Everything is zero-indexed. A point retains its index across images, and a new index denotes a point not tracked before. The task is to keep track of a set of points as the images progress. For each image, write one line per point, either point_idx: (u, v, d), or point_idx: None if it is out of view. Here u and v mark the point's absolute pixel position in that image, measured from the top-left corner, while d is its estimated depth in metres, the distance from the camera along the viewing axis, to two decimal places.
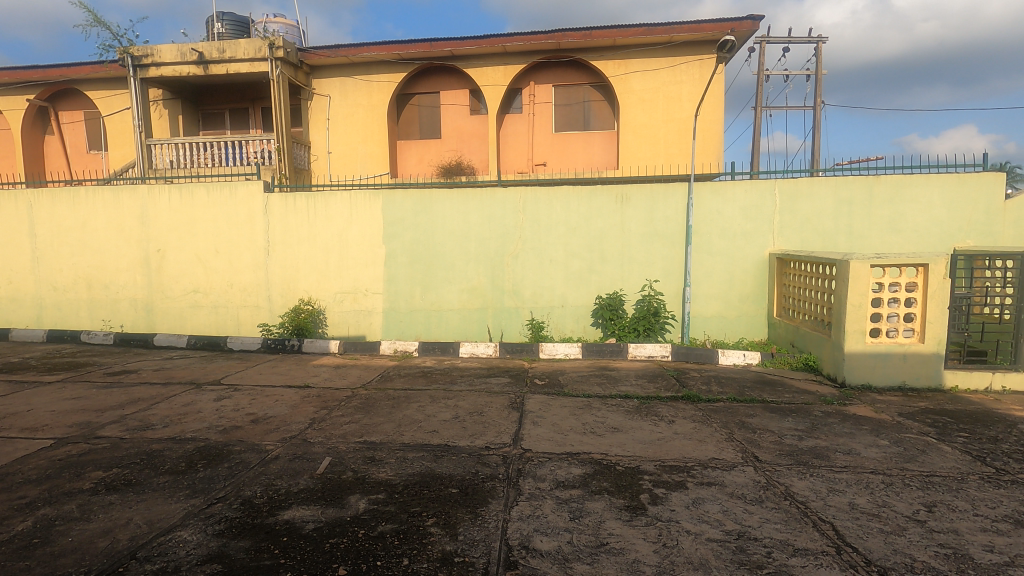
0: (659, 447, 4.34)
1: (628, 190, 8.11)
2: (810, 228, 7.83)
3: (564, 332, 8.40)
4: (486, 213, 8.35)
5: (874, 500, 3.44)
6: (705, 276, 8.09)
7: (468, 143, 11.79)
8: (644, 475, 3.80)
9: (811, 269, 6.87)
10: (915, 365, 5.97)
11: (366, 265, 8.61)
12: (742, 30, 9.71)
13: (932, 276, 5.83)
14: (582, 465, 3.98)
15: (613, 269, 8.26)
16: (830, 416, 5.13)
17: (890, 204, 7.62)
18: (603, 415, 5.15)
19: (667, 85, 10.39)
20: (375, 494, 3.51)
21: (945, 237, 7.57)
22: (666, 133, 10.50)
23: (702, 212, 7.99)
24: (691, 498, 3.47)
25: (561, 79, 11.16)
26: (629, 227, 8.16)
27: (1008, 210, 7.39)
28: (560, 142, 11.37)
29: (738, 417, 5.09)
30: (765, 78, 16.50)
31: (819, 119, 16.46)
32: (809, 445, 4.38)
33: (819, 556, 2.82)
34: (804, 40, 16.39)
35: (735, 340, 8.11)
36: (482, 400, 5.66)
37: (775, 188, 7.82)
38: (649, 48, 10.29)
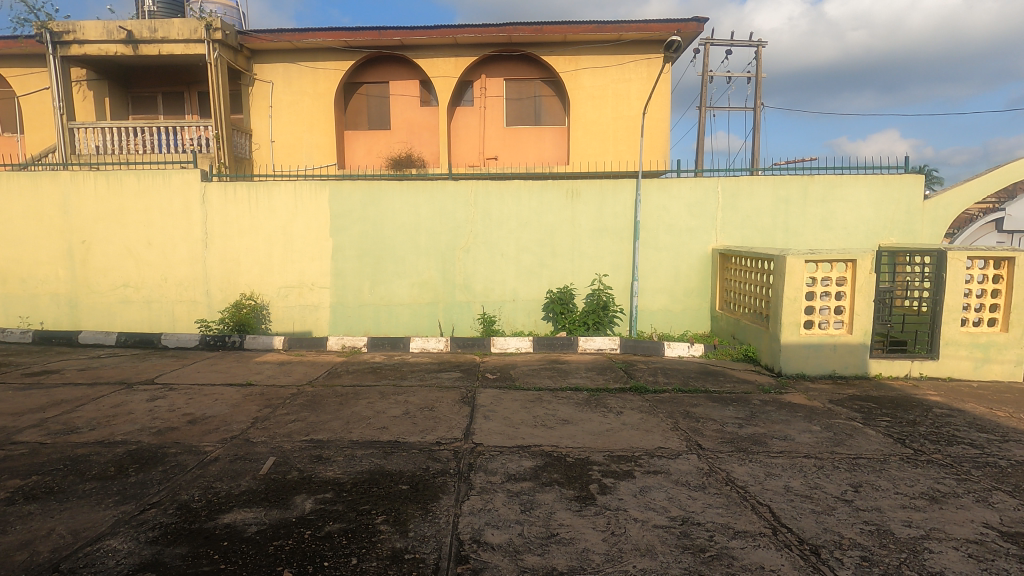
0: (607, 438, 4.43)
1: (579, 186, 8.21)
2: (750, 225, 8.17)
3: (516, 326, 8.44)
4: (437, 206, 8.26)
5: (807, 483, 3.64)
6: (652, 271, 8.31)
7: (418, 135, 11.60)
8: (593, 466, 3.88)
9: (751, 264, 7.17)
10: (844, 355, 6.34)
11: (312, 259, 8.35)
12: (688, 32, 10.00)
13: (860, 270, 6.20)
14: (533, 457, 4.01)
15: (563, 263, 8.34)
16: (767, 404, 5.39)
17: (822, 203, 8.05)
18: (553, 407, 5.22)
19: (616, 82, 10.56)
20: (322, 493, 3.41)
21: (872, 235, 8.06)
22: (615, 130, 10.68)
23: (650, 208, 8.20)
24: (638, 486, 3.57)
25: (512, 73, 11.15)
26: (579, 222, 8.27)
27: (927, 210, 7.94)
28: (512, 136, 11.35)
29: (682, 407, 5.27)
30: (709, 78, 16.98)
31: (759, 119, 17.09)
32: (749, 433, 4.58)
33: (757, 538, 2.96)
34: (745, 43, 16.97)
35: (680, 332, 8.38)
36: (433, 395, 5.61)
37: (718, 186, 8.11)
38: (599, 45, 10.43)
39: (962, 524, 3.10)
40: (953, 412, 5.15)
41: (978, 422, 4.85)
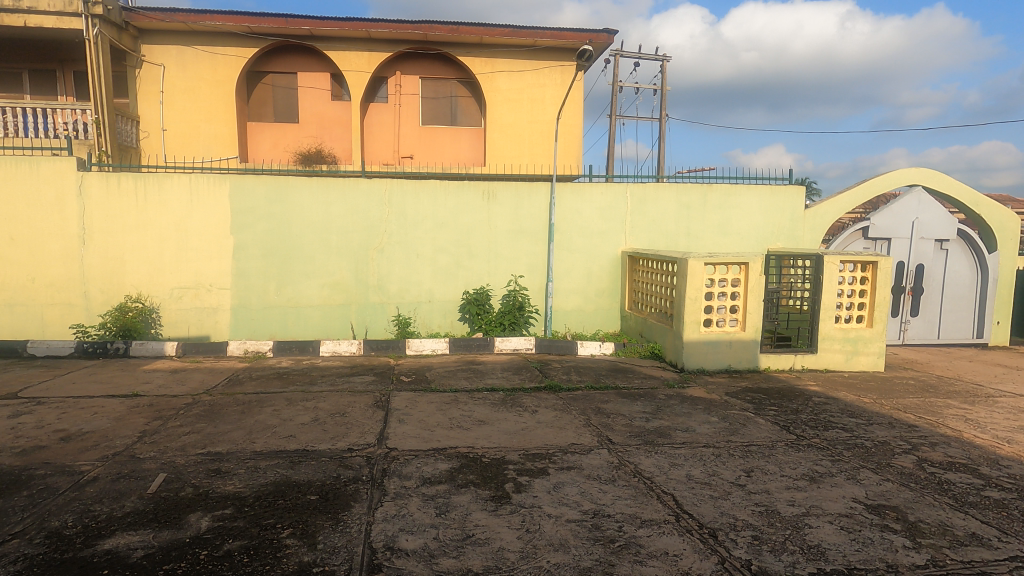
0: (523, 437, 4.50)
1: (495, 187, 8.27)
2: (656, 229, 8.63)
3: (432, 327, 8.34)
4: (350, 204, 7.98)
5: (706, 470, 3.90)
6: (566, 272, 8.53)
7: (329, 130, 11.13)
8: (509, 465, 3.92)
9: (657, 266, 7.57)
10: (738, 350, 6.87)
11: (211, 258, 7.77)
12: (599, 42, 10.40)
13: (752, 272, 6.74)
14: (449, 459, 3.98)
15: (480, 264, 8.36)
16: (672, 398, 5.72)
17: (720, 210, 8.67)
18: (470, 409, 5.21)
19: (532, 87, 10.76)
20: (221, 510, 3.18)
21: (762, 240, 8.78)
22: (531, 133, 10.87)
23: (564, 211, 8.42)
24: (552, 483, 3.65)
25: (428, 71, 11.03)
26: (495, 223, 8.32)
27: (807, 218, 8.79)
28: (427, 135, 11.19)
29: (594, 404, 5.45)
30: (619, 88, 17.70)
31: (664, 129, 18.06)
32: (655, 426, 4.83)
33: (662, 525, 3.13)
34: (651, 57, 17.89)
35: (592, 331, 8.67)
36: (344, 400, 5.40)
37: (627, 192, 8.49)
38: (514, 49, 10.57)
39: (836, 500, 3.46)
40: (829, 400, 5.73)
41: (849, 408, 5.43)
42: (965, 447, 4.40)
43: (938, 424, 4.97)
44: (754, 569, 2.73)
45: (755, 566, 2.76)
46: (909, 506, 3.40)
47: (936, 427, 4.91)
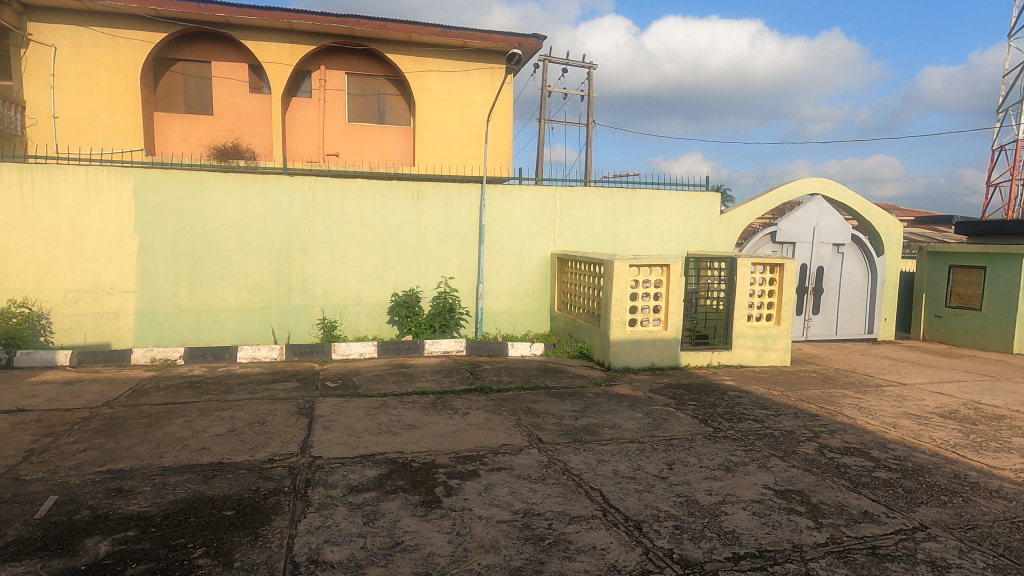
0: (453, 440, 4.46)
1: (424, 188, 8.16)
2: (584, 232, 8.85)
3: (359, 331, 8.11)
4: (271, 202, 7.60)
5: (631, 465, 4.03)
6: (496, 274, 8.57)
7: (247, 124, 10.55)
8: (439, 469, 3.87)
9: (585, 268, 7.76)
10: (661, 348, 7.17)
11: (112, 258, 7.14)
12: (528, 47, 10.55)
13: (673, 274, 7.06)
14: (377, 466, 3.88)
15: (409, 266, 8.22)
16: (599, 396, 5.88)
17: (643, 214, 9.02)
18: (399, 413, 5.10)
19: (461, 88, 10.72)
20: (123, 532, 2.92)
21: (682, 243, 9.22)
22: (460, 134, 10.83)
23: (494, 213, 8.45)
24: (483, 484, 3.64)
25: (354, 67, 10.72)
26: (425, 224, 8.22)
27: (722, 222, 9.34)
28: (354, 133, 10.83)
29: (524, 404, 5.50)
30: (547, 93, 17.97)
31: (591, 135, 18.54)
32: (583, 424, 4.95)
33: (590, 520, 3.20)
34: (578, 64, 18.30)
35: (523, 332, 8.75)
36: (264, 409, 5.13)
37: (556, 194, 8.66)
38: (444, 49, 10.50)
39: (748, 487, 3.69)
40: (742, 394, 6.11)
41: (760, 401, 5.82)
42: (859, 433, 4.83)
43: (836, 413, 5.43)
44: (675, 557, 2.86)
45: (676, 554, 2.88)
46: (812, 489, 3.68)
47: (834, 415, 5.36)
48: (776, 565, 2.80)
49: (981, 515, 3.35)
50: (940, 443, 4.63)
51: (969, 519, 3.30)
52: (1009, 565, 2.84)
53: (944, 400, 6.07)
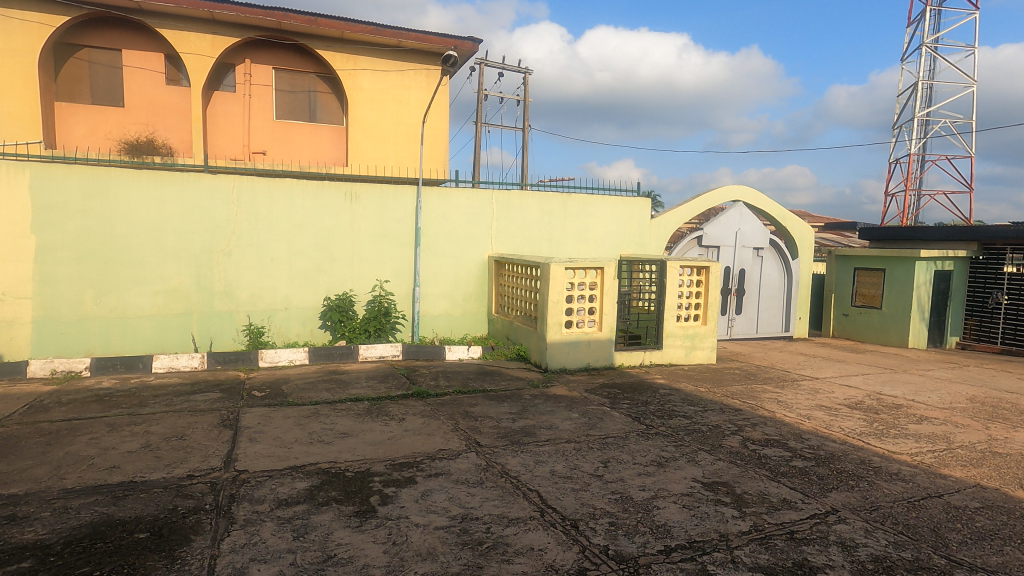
0: (389, 447, 4.35)
1: (358, 189, 7.95)
2: (521, 235, 8.92)
3: (288, 337, 7.77)
4: (190, 201, 7.15)
5: (568, 465, 4.09)
6: (433, 277, 8.47)
7: (163, 118, 9.85)
8: (374, 477, 3.77)
9: (522, 270, 7.81)
10: (596, 349, 7.34)
11: (5, 261, 6.47)
12: (464, 50, 10.53)
13: (607, 276, 7.24)
14: (307, 477, 3.72)
15: (342, 269, 7.98)
16: (536, 397, 5.93)
17: (578, 217, 9.21)
18: (331, 421, 4.93)
19: (396, 88, 10.54)
20: (16, 564, 2.64)
21: (616, 246, 9.49)
22: (395, 135, 10.64)
23: (430, 215, 8.35)
24: (420, 491, 3.57)
25: (282, 62, 10.29)
26: (359, 226, 8.00)
27: (653, 227, 9.69)
28: (283, 130, 10.37)
29: (462, 408, 5.46)
30: (484, 96, 17.97)
31: (527, 139, 18.69)
32: (520, 426, 4.97)
33: (528, 522, 3.22)
34: (514, 68, 18.42)
35: (460, 336, 8.70)
36: (183, 422, 4.80)
37: (492, 198, 8.68)
38: (378, 48, 10.28)
39: (679, 481, 3.84)
40: (672, 391, 6.35)
41: (689, 398, 6.07)
42: (777, 425, 5.14)
43: (758, 407, 5.76)
44: (611, 553, 2.92)
45: (612, 550, 2.95)
46: (736, 480, 3.88)
47: (756, 409, 5.68)
48: (705, 555, 2.92)
49: (883, 497, 3.65)
50: (848, 432, 5.00)
51: (874, 501, 3.59)
52: (907, 541, 3.10)
53: (851, 391, 6.58)
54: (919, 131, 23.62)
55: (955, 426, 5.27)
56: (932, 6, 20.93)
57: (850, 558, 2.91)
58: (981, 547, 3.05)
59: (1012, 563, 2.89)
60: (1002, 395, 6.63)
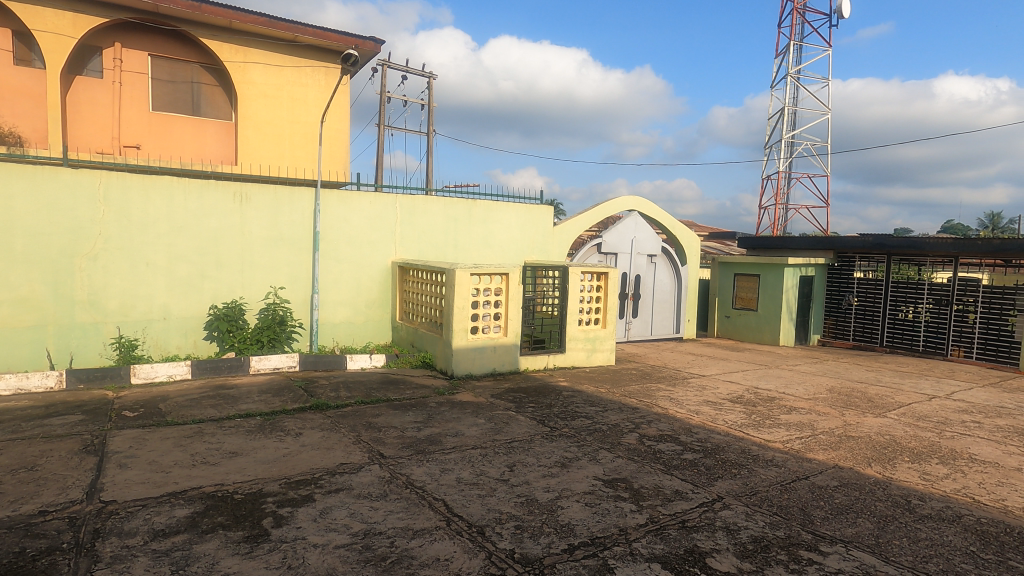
0: (284, 464, 4.09)
1: (248, 190, 7.43)
2: (425, 241, 8.80)
3: (167, 349, 7.09)
4: (46, 198, 6.28)
5: (474, 471, 4.08)
6: (333, 283, 8.12)
7: (9, 102, 8.56)
8: (267, 498, 3.51)
9: (426, 276, 7.71)
10: (502, 354, 7.41)
11: None
12: (365, 49, 10.24)
13: (512, 282, 7.34)
14: (189, 504, 3.39)
15: (230, 275, 7.41)
16: (442, 405, 5.86)
17: (483, 223, 9.27)
18: (218, 441, 4.53)
19: (291, 85, 10.00)
20: None
21: (520, 252, 9.64)
22: (291, 134, 10.08)
23: (329, 219, 8.00)
24: (318, 509, 3.39)
25: (160, 49, 9.40)
26: (249, 229, 7.47)
27: (555, 234, 9.98)
28: (161, 123, 9.43)
29: (364, 419, 5.26)
30: (387, 99, 17.55)
31: (432, 144, 18.49)
32: (426, 434, 4.88)
33: (434, 532, 3.16)
34: (418, 72, 18.17)
35: (362, 344, 8.40)
36: (34, 450, 4.18)
37: (396, 202, 8.49)
38: (271, 42, 9.72)
39: (581, 480, 3.96)
40: (575, 393, 6.56)
41: (590, 398, 6.30)
42: (670, 421, 5.48)
43: (653, 405, 6.10)
44: (516, 556, 2.94)
45: (518, 553, 2.97)
46: (634, 475, 4.08)
47: (651, 407, 6.01)
48: (606, 550, 3.03)
49: (761, 482, 4.01)
50: (731, 424, 5.45)
51: (753, 486, 3.93)
52: (781, 521, 3.42)
53: (733, 387, 7.18)
54: (786, 152, 26.40)
55: (817, 414, 5.93)
56: (795, 41, 23.54)
57: (734, 541, 3.16)
58: (840, 521, 3.44)
59: (864, 532, 3.29)
60: (854, 385, 7.57)
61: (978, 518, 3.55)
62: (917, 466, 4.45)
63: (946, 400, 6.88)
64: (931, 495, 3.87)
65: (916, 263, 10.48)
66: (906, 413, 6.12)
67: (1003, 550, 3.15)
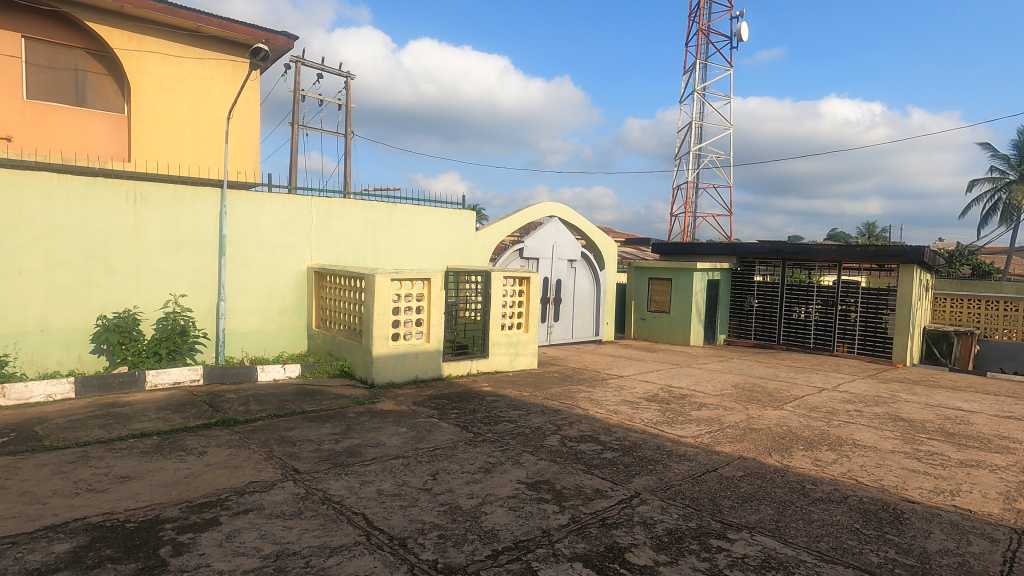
0: (186, 486, 3.78)
1: (144, 189, 6.83)
2: (343, 245, 8.51)
3: (46, 365, 6.35)
4: None
5: (396, 482, 3.97)
6: (241, 290, 7.64)
7: None
8: (165, 525, 3.22)
9: (345, 282, 7.44)
10: (424, 360, 7.29)
11: None
12: (276, 44, 9.78)
13: (434, 287, 7.24)
14: (71, 537, 3.04)
15: (122, 282, 6.76)
16: (362, 415, 5.67)
17: (404, 228, 9.10)
18: (107, 464, 4.11)
19: (194, 77, 9.35)
20: None
21: (442, 257, 9.56)
22: (194, 130, 9.40)
23: (237, 222, 7.52)
24: (224, 533, 3.15)
25: (37, 31, 8.45)
26: (145, 231, 6.86)
27: (478, 239, 9.98)
28: (38, 113, 8.45)
29: (277, 433, 4.98)
30: (300, 97, 16.82)
31: (350, 146, 17.94)
32: (345, 446, 4.70)
33: (353, 548, 3.03)
34: (334, 71, 17.58)
35: (275, 354, 7.95)
36: None
37: (311, 205, 8.14)
38: (170, 31, 9.05)
39: (505, 484, 3.97)
40: (498, 398, 6.58)
41: (513, 402, 6.35)
42: (590, 421, 5.63)
43: (573, 406, 6.24)
44: (439, 566, 2.89)
45: (441, 563, 2.92)
46: (556, 477, 4.14)
47: (572, 408, 6.15)
48: (529, 553, 3.04)
49: (674, 476, 4.21)
50: (647, 422, 5.69)
51: (667, 481, 4.11)
52: (692, 512, 3.60)
53: (648, 386, 7.51)
54: (694, 163, 28.07)
55: (724, 409, 6.33)
56: (700, 60, 25.13)
57: (650, 535, 3.29)
58: (745, 509, 3.67)
59: (765, 518, 3.54)
60: (756, 381, 8.16)
61: (861, 497, 3.94)
62: (810, 453, 4.86)
63: (833, 391, 7.59)
64: (822, 479, 4.24)
65: (807, 267, 11.45)
66: (800, 405, 6.68)
67: (881, 525, 3.50)
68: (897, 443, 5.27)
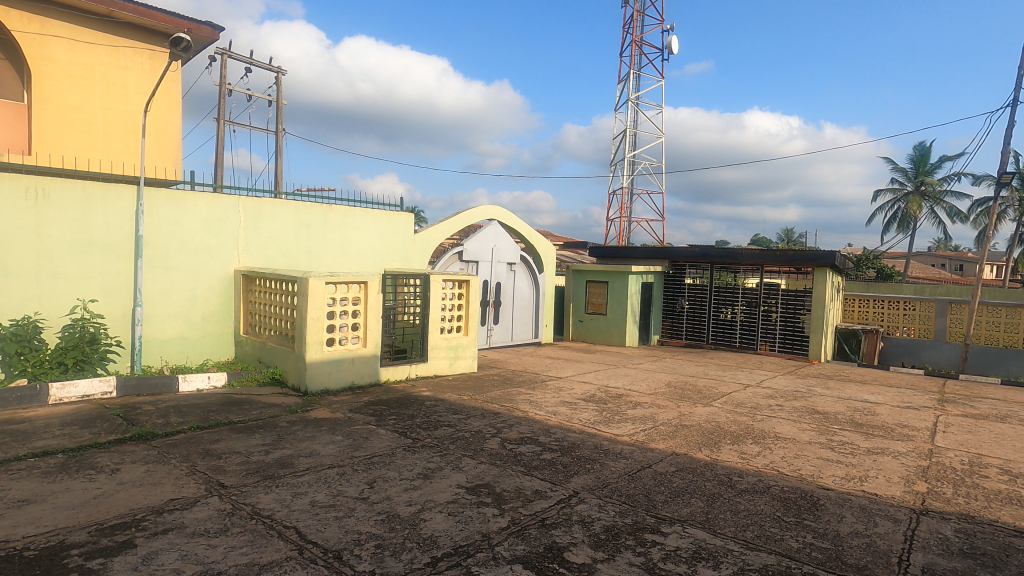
0: (97, 507, 3.49)
1: (46, 185, 6.26)
2: (274, 247, 8.15)
3: None
4: None
5: (330, 492, 3.83)
6: (161, 294, 7.15)
7: None
8: (72, 551, 2.96)
9: (275, 285, 7.13)
10: (360, 366, 7.10)
11: None
12: (199, 34, 9.25)
13: (370, 290, 7.07)
14: None
15: (21, 287, 6.17)
16: (294, 424, 5.44)
17: (339, 230, 8.84)
18: (2, 488, 3.73)
19: (106, 66, 8.69)
20: None
21: (379, 260, 9.35)
22: (106, 122, 8.73)
23: (156, 222, 7.04)
24: (140, 556, 2.93)
25: None
26: (48, 231, 6.29)
27: (416, 241, 9.84)
28: None
29: (200, 446, 4.69)
30: (226, 92, 15.96)
31: (281, 144, 17.19)
32: (276, 457, 4.50)
33: (284, 564, 2.90)
34: (263, 66, 16.80)
35: (198, 362, 7.50)
36: None
37: (239, 205, 7.75)
38: (79, 15, 8.37)
39: (444, 490, 3.92)
40: (437, 402, 6.50)
41: (452, 406, 6.30)
42: (530, 423, 5.67)
43: (513, 409, 6.27)
44: None
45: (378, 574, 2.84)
46: (496, 480, 4.14)
47: (512, 411, 6.17)
48: (468, 558, 3.02)
49: (611, 474, 4.32)
50: (584, 422, 5.80)
51: (604, 479, 4.21)
52: (628, 509, 3.70)
53: (586, 387, 7.67)
54: (629, 169, 28.97)
55: (658, 407, 6.56)
56: (634, 71, 25.96)
57: (588, 533, 3.35)
58: (676, 503, 3.82)
59: (696, 511, 3.69)
60: (687, 379, 8.52)
61: (781, 486, 4.19)
62: (736, 447, 5.12)
63: (756, 387, 8.04)
64: (747, 471, 4.47)
65: (732, 271, 12.04)
66: (727, 401, 7.04)
67: (800, 512, 3.73)
68: (813, 434, 5.65)
